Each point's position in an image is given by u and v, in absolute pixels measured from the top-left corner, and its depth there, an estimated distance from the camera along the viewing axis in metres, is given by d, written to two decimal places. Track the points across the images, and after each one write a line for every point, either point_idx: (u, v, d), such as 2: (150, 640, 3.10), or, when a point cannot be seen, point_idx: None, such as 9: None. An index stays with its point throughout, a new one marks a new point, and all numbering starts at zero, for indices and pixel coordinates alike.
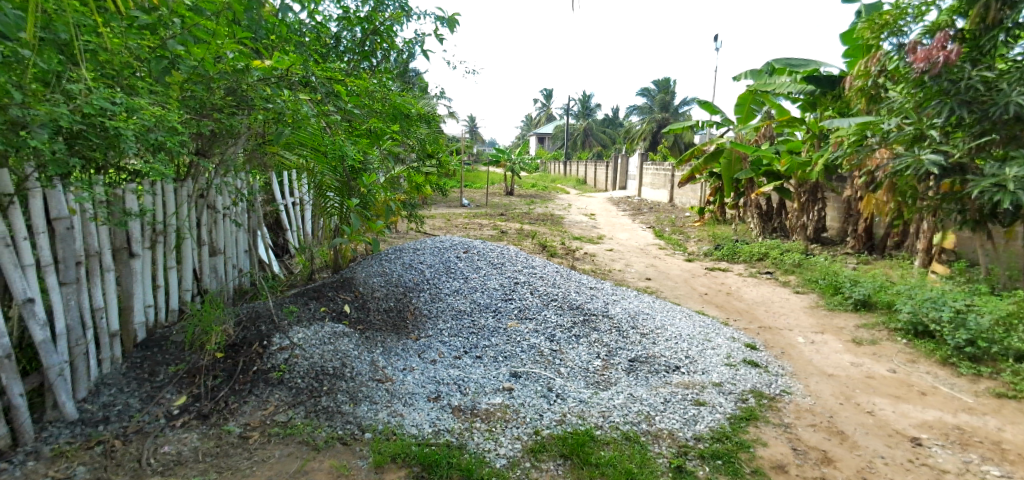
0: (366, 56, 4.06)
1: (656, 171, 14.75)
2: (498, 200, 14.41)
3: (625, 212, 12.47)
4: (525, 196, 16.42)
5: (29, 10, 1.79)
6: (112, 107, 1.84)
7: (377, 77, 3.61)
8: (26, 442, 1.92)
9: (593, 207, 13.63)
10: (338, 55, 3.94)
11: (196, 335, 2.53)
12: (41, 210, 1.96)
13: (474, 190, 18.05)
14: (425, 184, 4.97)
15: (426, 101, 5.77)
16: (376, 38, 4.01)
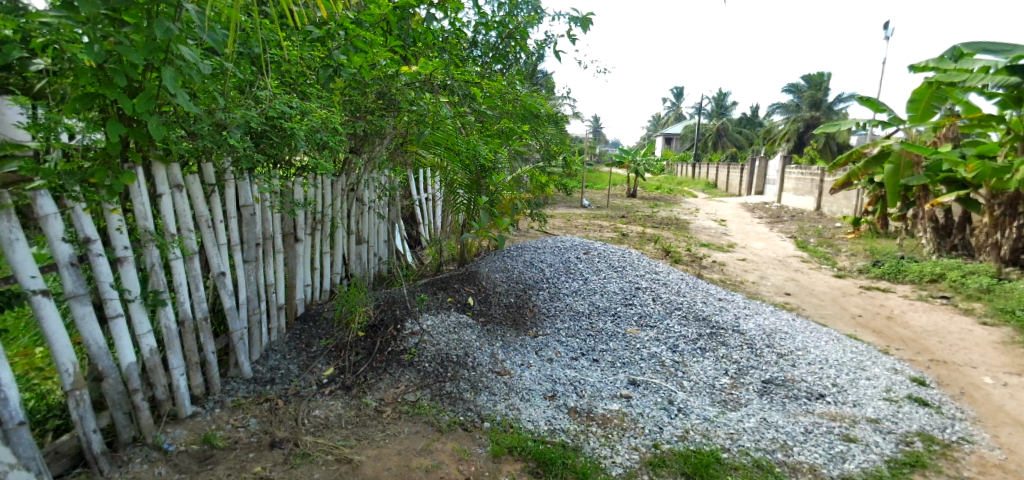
0: (499, 59, 4.22)
1: (801, 176, 13.36)
2: (618, 202, 14.16)
3: (761, 220, 11.50)
4: (647, 199, 15.88)
5: (234, 29, 2.14)
6: (289, 110, 2.15)
7: (513, 79, 3.74)
8: (215, 391, 2.30)
9: (722, 213, 12.77)
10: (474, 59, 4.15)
11: (343, 313, 2.83)
12: (233, 197, 2.34)
13: (592, 191, 17.90)
14: (550, 183, 5.03)
15: (553, 102, 5.85)
16: (511, 41, 4.16)
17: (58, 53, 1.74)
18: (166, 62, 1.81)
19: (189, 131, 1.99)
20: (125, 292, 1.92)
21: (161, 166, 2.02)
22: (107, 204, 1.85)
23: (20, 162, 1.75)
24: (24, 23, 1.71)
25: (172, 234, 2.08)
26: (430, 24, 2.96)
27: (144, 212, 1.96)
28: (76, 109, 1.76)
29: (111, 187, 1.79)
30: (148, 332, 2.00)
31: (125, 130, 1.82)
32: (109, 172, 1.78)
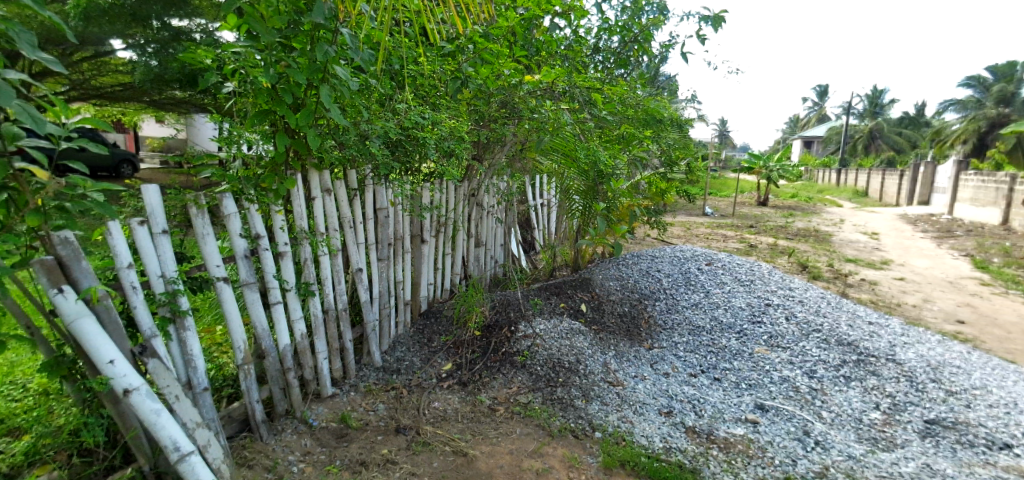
0: (621, 63, 4.17)
1: (984, 184, 11.29)
2: (744, 211, 13.18)
3: (925, 234, 9.91)
4: (778, 207, 14.57)
5: (378, 49, 2.37)
6: (422, 121, 2.36)
7: (634, 84, 3.67)
8: (351, 376, 2.54)
9: (873, 225, 11.24)
10: (596, 65, 4.15)
11: (462, 312, 2.98)
12: (371, 201, 2.58)
13: (713, 198, 16.85)
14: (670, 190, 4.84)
15: (676, 105, 5.64)
16: (634, 44, 4.09)
17: (243, 76, 2.11)
18: (323, 81, 2.05)
19: (339, 141, 2.25)
20: (284, 282, 2.20)
21: (316, 173, 2.30)
22: (274, 206, 2.15)
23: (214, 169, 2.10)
24: (221, 53, 2.09)
25: (321, 233, 2.34)
26: (553, 33, 3.02)
27: (301, 213, 2.24)
28: (254, 123, 2.08)
29: (277, 190, 2.09)
30: (299, 318, 2.28)
31: (290, 141, 2.10)
32: (276, 177, 2.08)
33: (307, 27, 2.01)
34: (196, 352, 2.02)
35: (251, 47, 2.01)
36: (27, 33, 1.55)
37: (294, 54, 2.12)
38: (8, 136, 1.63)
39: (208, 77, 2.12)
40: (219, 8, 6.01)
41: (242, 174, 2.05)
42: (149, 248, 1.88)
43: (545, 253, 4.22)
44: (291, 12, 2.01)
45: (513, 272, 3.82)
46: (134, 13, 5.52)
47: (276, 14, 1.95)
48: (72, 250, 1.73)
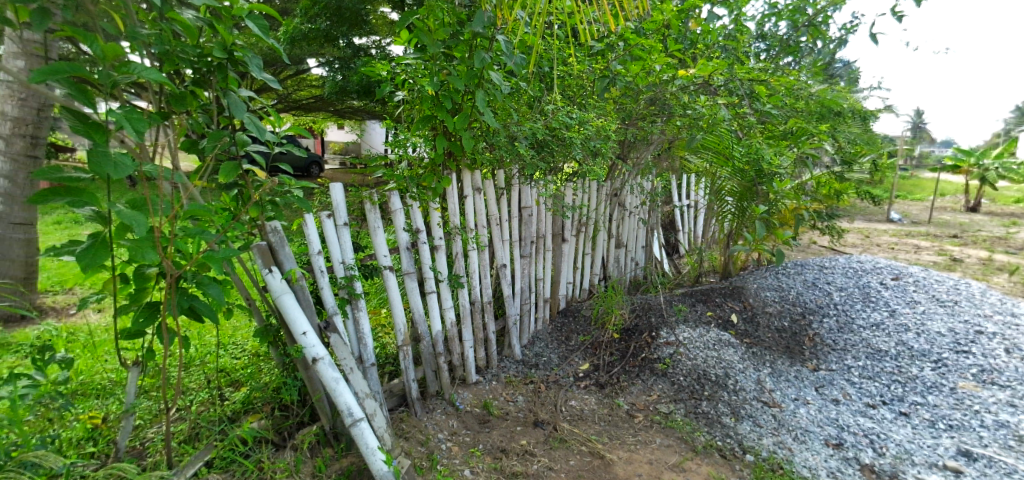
0: (792, 50, 3.90)
1: None
2: (943, 218, 11.01)
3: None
4: (993, 215, 11.90)
5: (532, 52, 2.48)
6: (570, 121, 2.42)
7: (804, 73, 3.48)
8: (493, 365, 2.67)
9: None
10: (760, 53, 3.87)
11: (600, 313, 2.98)
12: (517, 199, 2.68)
13: (899, 202, 14.38)
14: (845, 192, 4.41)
15: (857, 93, 5.02)
16: (808, 28, 3.73)
17: (411, 86, 2.33)
18: (480, 86, 2.19)
19: (492, 143, 2.39)
20: (438, 274, 2.39)
21: (469, 173, 2.46)
22: (432, 203, 2.34)
23: (385, 170, 2.36)
24: (394, 66, 2.35)
25: (471, 229, 2.50)
26: (711, 23, 2.89)
27: (455, 210, 2.41)
28: (419, 128, 2.28)
29: (436, 189, 2.29)
30: (450, 307, 2.46)
31: (448, 143, 2.29)
32: (435, 177, 2.30)
33: (467, 37, 2.15)
34: (366, 331, 2.29)
35: (419, 59, 2.23)
36: (257, 58, 1.89)
37: (455, 63, 2.29)
38: (239, 142, 1.99)
39: (383, 87, 2.39)
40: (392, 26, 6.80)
41: (407, 175, 2.30)
42: (334, 238, 2.18)
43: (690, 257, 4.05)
44: (455, 23, 2.17)
45: (654, 275, 3.69)
46: (327, 35, 6.43)
47: (442, 27, 2.14)
48: (279, 237, 2.10)
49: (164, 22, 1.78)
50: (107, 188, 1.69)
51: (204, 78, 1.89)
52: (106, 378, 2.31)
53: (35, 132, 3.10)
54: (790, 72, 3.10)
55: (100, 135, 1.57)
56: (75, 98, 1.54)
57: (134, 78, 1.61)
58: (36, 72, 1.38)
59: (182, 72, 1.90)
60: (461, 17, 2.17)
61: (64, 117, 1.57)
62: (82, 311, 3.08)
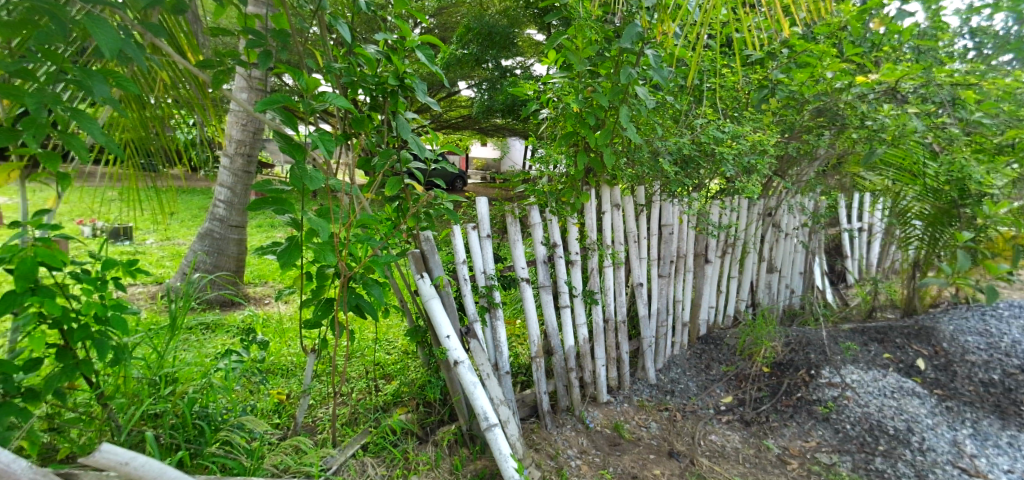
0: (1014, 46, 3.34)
1: None
2: None
3: None
4: None
5: (682, 67, 2.45)
6: (722, 135, 2.32)
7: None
8: (625, 387, 2.58)
9: None
10: (963, 50, 3.36)
11: (746, 343, 2.85)
12: (658, 217, 2.59)
13: None
14: None
15: None
16: None
17: (556, 103, 2.38)
18: (624, 102, 2.17)
19: (634, 159, 2.36)
20: (573, 289, 2.39)
21: (608, 189, 2.43)
22: (570, 218, 2.37)
23: (527, 185, 2.44)
24: (540, 84, 2.41)
25: (608, 245, 2.46)
26: (900, 21, 2.64)
27: (593, 225, 2.41)
28: (562, 145, 2.33)
29: (574, 204, 2.33)
30: (583, 323, 2.44)
31: (589, 160, 2.31)
32: (574, 192, 2.34)
33: (615, 53, 2.17)
34: (503, 340, 2.38)
35: (566, 77, 2.30)
36: (423, 84, 2.08)
37: (601, 80, 2.31)
38: (403, 160, 2.22)
39: (528, 106, 2.46)
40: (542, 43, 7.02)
41: (548, 189, 2.37)
42: (477, 249, 2.31)
43: (860, 289, 3.71)
44: (603, 41, 2.19)
45: (813, 305, 3.40)
46: (477, 59, 6.80)
47: (590, 45, 2.18)
48: (431, 245, 2.28)
49: (351, 57, 2.07)
50: (302, 199, 1.99)
51: (379, 103, 2.15)
52: (289, 360, 2.70)
53: (250, 152, 3.77)
54: (1012, 73, 2.64)
55: (300, 154, 1.82)
56: (284, 123, 1.81)
57: (328, 105, 1.87)
58: (260, 103, 1.67)
59: (361, 98, 2.17)
60: (610, 34, 2.18)
61: (275, 138, 1.87)
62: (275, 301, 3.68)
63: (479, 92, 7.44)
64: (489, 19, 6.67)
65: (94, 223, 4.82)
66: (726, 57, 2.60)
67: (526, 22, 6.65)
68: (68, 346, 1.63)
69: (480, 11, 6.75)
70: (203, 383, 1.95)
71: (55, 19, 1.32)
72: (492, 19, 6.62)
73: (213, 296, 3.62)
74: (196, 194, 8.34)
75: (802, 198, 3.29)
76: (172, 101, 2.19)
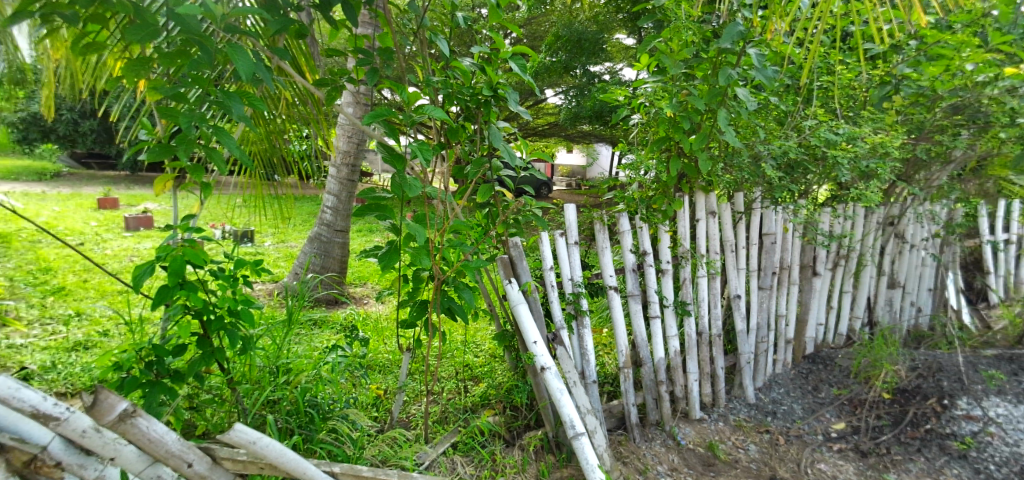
0: None
1: None
2: None
3: None
4: None
5: (789, 65, 2.31)
6: (835, 138, 2.15)
7: None
8: (720, 405, 2.45)
9: None
10: None
11: (863, 366, 2.61)
12: (758, 226, 2.45)
13: None
14: None
15: None
16: None
17: (648, 108, 2.30)
18: (722, 104, 2.07)
19: (732, 164, 2.26)
20: (664, 299, 2.31)
21: (703, 195, 2.33)
22: (661, 226, 2.29)
23: (616, 191, 2.41)
24: (633, 89, 2.35)
25: (702, 253, 2.35)
26: None
27: (686, 233, 2.32)
28: (655, 150, 2.26)
29: (666, 211, 2.26)
30: (674, 335, 2.34)
31: (683, 165, 2.22)
32: (666, 198, 2.27)
33: (713, 55, 2.08)
34: (590, 348, 2.35)
35: (660, 81, 2.23)
36: (515, 93, 2.11)
37: (697, 82, 2.22)
38: (493, 168, 2.26)
39: (620, 112, 2.42)
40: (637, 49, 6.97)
41: (638, 196, 2.33)
42: (564, 255, 2.30)
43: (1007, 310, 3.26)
44: (700, 42, 2.12)
45: (946, 326, 3.05)
46: (566, 66, 6.97)
47: (685, 47, 2.11)
48: (519, 251, 2.31)
49: (448, 70, 2.17)
50: (401, 205, 2.11)
51: (472, 113, 2.21)
52: (385, 357, 2.86)
53: (354, 162, 4.04)
54: None
55: (400, 164, 1.92)
56: (386, 135, 1.94)
57: (425, 116, 1.94)
58: (368, 116, 1.79)
59: (456, 109, 2.26)
60: (708, 35, 2.10)
61: (378, 150, 1.99)
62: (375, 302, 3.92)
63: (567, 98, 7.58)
64: (579, 26, 6.79)
65: (224, 226, 5.45)
66: (840, 53, 2.43)
67: (617, 25, 6.70)
68: (206, 335, 1.85)
69: (569, 19, 6.88)
70: (315, 374, 2.14)
71: (204, 49, 1.51)
72: (582, 25, 6.71)
73: (321, 294, 3.94)
74: (306, 200, 9.14)
75: (930, 205, 2.96)
76: (291, 116, 2.43)
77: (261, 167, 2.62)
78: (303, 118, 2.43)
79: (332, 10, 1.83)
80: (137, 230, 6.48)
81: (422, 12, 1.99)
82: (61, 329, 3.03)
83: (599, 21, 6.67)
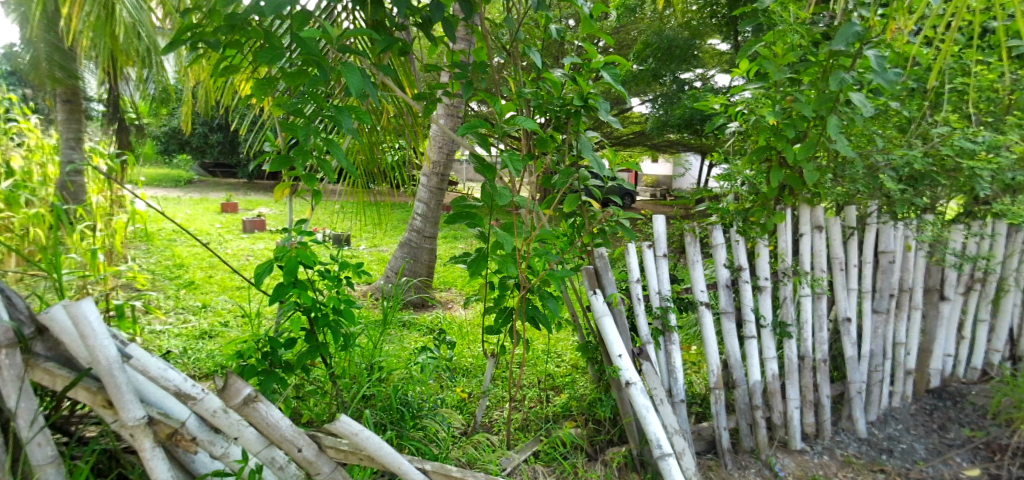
0: None
1: None
2: None
3: None
4: None
5: (913, 66, 2.09)
6: (971, 147, 1.93)
7: None
8: (825, 436, 2.26)
9: None
10: None
11: (1003, 405, 2.32)
12: (873, 243, 2.24)
13: None
14: None
15: None
16: None
17: (746, 115, 2.18)
18: (833, 111, 1.92)
19: (844, 175, 2.08)
20: (761, 317, 2.17)
21: (808, 208, 2.17)
22: (760, 240, 2.15)
23: (709, 203, 2.30)
24: (730, 96, 2.24)
25: (806, 271, 2.18)
26: None
27: (787, 248, 2.17)
28: (754, 161, 2.13)
29: (765, 224, 2.11)
30: (773, 358, 2.19)
31: (785, 176, 2.08)
32: (765, 211, 2.12)
33: (824, 57, 1.93)
34: (678, 365, 2.26)
35: (762, 87, 2.11)
36: (607, 103, 2.08)
37: (804, 88, 2.08)
38: (581, 178, 2.24)
39: (715, 120, 2.31)
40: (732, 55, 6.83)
41: (733, 208, 2.19)
42: (652, 268, 2.23)
43: None
44: (809, 45, 1.97)
45: None
46: (655, 73, 7.14)
47: (791, 50, 1.98)
48: (604, 262, 2.23)
49: (539, 82, 2.20)
50: (489, 214, 2.15)
51: (562, 123, 2.22)
52: (468, 361, 2.94)
53: (443, 171, 4.22)
54: None
55: (491, 173, 1.97)
56: (478, 146, 2.00)
57: (517, 127, 1.97)
58: (463, 127, 1.85)
59: (544, 119, 2.28)
60: (818, 36, 1.96)
61: (469, 160, 2.05)
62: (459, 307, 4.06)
63: (655, 106, 7.73)
64: (670, 33, 6.86)
65: (323, 230, 5.89)
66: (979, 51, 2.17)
67: (708, 30, 6.55)
68: (312, 331, 2.00)
69: (660, 26, 6.92)
70: (413, 374, 2.27)
71: (320, 68, 1.63)
72: (673, 32, 6.80)
73: (410, 297, 4.14)
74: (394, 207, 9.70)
75: None
76: (390, 128, 2.58)
77: (362, 176, 2.80)
78: (400, 130, 2.57)
79: (433, 28, 1.92)
80: (252, 233, 7.18)
81: (517, 26, 2.03)
82: (191, 319, 3.43)
83: (690, 28, 6.61)
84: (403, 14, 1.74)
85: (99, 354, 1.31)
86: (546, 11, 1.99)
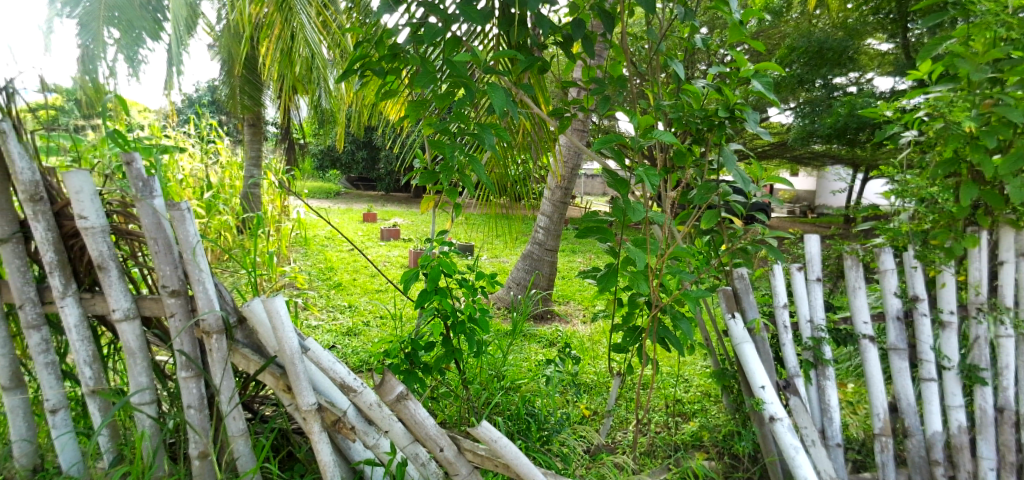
0: None
1: None
2: None
3: None
4: None
5: None
6: None
7: None
8: None
9: None
10: None
11: None
12: None
13: None
14: None
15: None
16: None
17: (929, 123, 1.90)
18: None
19: None
20: (944, 358, 1.87)
21: (1011, 231, 1.84)
22: (944, 267, 1.85)
23: (875, 223, 2.04)
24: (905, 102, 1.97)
25: (1008, 306, 1.84)
26: None
27: (978, 278, 1.86)
28: (936, 176, 1.85)
29: (951, 248, 1.82)
30: (960, 406, 1.86)
31: (980, 192, 1.77)
32: (952, 234, 1.84)
33: None
34: (834, 404, 2.01)
35: (951, 90, 1.82)
36: (756, 113, 1.94)
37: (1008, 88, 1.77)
38: (722, 193, 2.08)
39: (886, 129, 2.03)
40: (900, 55, 6.50)
41: (909, 229, 1.93)
42: (803, 293, 1.99)
43: None
44: (1020, 38, 1.67)
45: None
46: (801, 79, 6.90)
47: (993, 46, 1.69)
48: (744, 283, 1.99)
49: (679, 93, 2.12)
50: (621, 229, 2.09)
51: (703, 136, 2.11)
52: (591, 378, 2.92)
53: (567, 186, 4.28)
54: None
55: (625, 188, 1.87)
56: (612, 159, 1.96)
57: (655, 140, 1.82)
58: (597, 144, 1.75)
59: (682, 132, 2.19)
60: None
61: (601, 174, 1.99)
62: (578, 322, 4.06)
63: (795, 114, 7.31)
64: (821, 34, 6.67)
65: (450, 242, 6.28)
66: None
67: (871, 29, 6.50)
68: (450, 337, 2.11)
69: (809, 29, 6.75)
70: (550, 387, 2.36)
71: (468, 89, 1.69)
72: (825, 34, 6.60)
73: (535, 310, 4.23)
74: None
75: None
76: (525, 146, 2.68)
77: (496, 190, 2.93)
78: (534, 146, 2.65)
79: (574, 46, 1.94)
80: (388, 241, 7.83)
81: (659, 38, 1.97)
82: (339, 316, 3.84)
83: (846, 28, 6.48)
84: (546, 34, 1.78)
85: (286, 344, 1.49)
86: (693, 21, 1.92)
